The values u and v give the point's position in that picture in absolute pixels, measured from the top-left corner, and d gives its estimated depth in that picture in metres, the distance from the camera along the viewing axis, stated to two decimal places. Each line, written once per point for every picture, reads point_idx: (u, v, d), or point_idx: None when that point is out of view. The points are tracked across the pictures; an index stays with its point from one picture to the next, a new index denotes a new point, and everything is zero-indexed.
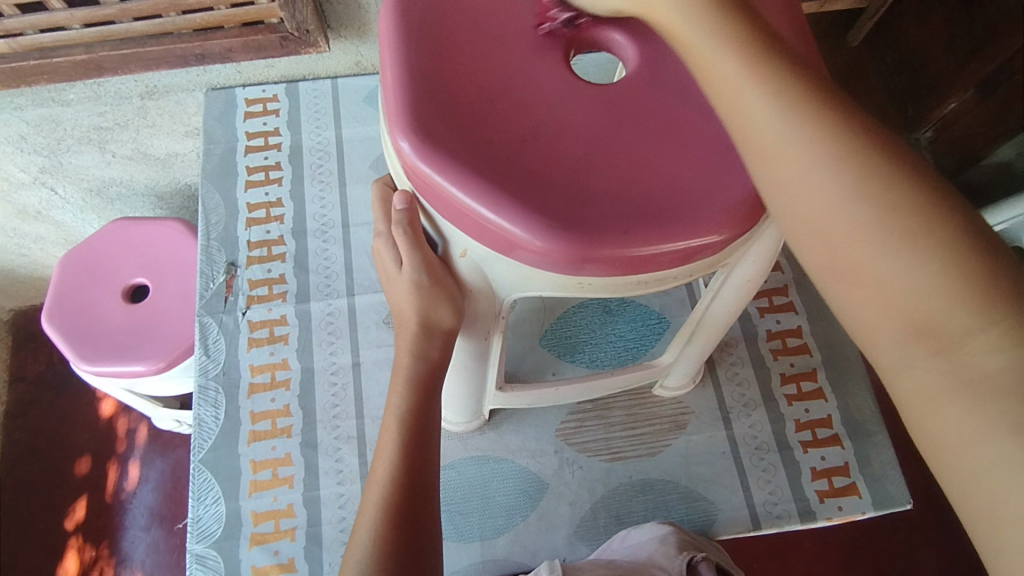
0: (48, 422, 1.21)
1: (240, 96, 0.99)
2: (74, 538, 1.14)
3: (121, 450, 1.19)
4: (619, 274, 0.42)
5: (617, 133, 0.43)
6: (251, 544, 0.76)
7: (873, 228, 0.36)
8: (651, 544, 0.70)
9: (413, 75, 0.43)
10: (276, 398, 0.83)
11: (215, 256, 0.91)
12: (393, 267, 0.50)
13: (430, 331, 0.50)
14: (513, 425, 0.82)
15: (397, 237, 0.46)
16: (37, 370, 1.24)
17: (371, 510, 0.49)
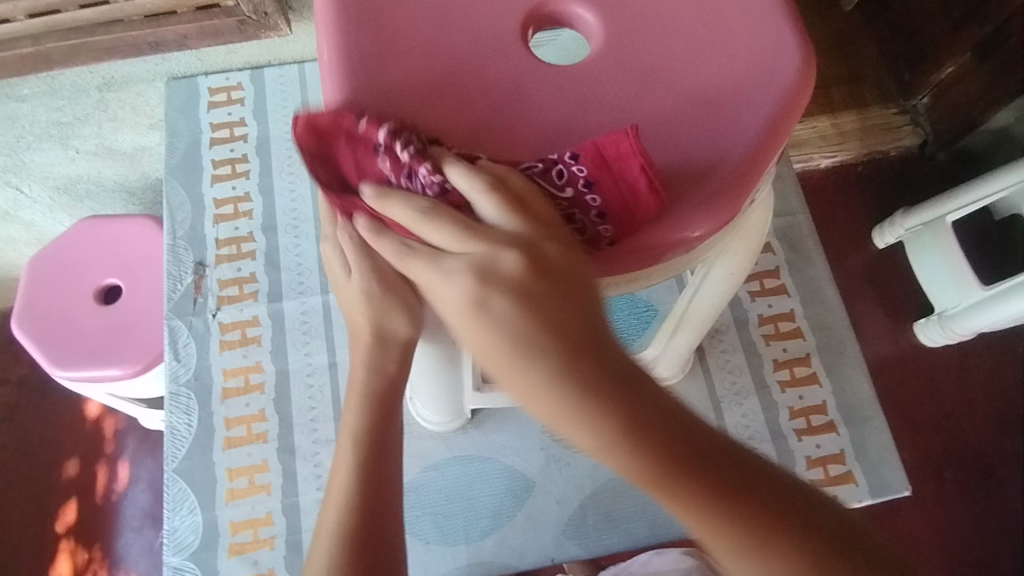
0: (32, 426, 1.18)
1: (203, 85, 0.94)
2: (65, 542, 1.12)
3: (110, 451, 1.17)
4: None
5: (575, 122, 0.40)
6: (229, 554, 0.74)
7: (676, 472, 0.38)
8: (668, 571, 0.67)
9: (350, 67, 0.39)
10: (250, 402, 0.80)
11: (182, 256, 0.87)
12: (343, 275, 0.46)
13: (386, 344, 0.47)
14: (496, 423, 0.80)
15: (344, 244, 0.43)
16: (17, 374, 1.21)
17: (339, 529, 0.47)
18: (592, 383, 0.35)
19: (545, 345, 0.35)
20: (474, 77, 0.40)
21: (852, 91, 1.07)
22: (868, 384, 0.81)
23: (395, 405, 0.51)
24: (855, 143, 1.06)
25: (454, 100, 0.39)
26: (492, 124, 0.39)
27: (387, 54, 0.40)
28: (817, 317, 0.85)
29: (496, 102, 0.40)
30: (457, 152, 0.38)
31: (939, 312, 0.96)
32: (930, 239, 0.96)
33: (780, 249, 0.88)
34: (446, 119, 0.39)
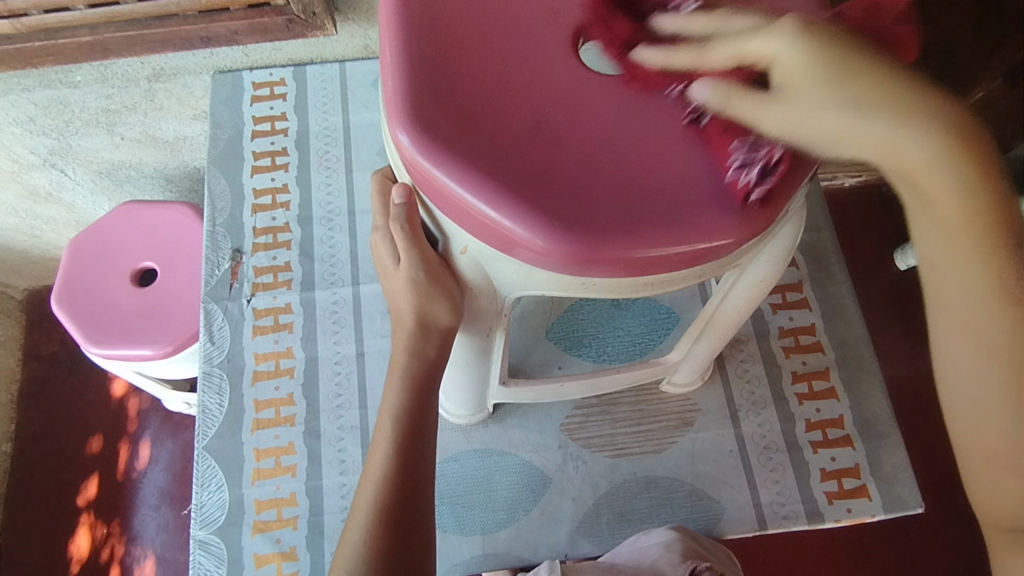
0: (61, 402, 1.22)
1: (247, 79, 0.97)
2: (85, 516, 1.16)
3: (132, 430, 1.21)
4: (626, 275, 0.41)
5: (622, 125, 0.42)
6: (253, 532, 0.77)
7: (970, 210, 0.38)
8: (654, 548, 0.70)
9: (412, 63, 0.42)
10: (280, 386, 0.83)
11: (220, 242, 0.90)
12: (390, 263, 0.48)
13: (427, 329, 0.49)
14: (516, 419, 0.82)
15: (395, 233, 0.45)
16: (49, 351, 1.25)
17: (371, 505, 0.49)
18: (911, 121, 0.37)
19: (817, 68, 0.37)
20: (526, 79, 0.42)
21: None
22: (886, 400, 0.82)
23: (427, 392, 0.53)
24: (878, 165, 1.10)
25: (508, 97, 0.42)
26: (540, 123, 0.41)
27: (444, 54, 0.42)
28: (838, 333, 0.86)
29: (544, 104, 0.42)
30: (510, 145, 0.40)
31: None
32: None
33: (804, 264, 0.89)
34: (496, 117, 0.41)
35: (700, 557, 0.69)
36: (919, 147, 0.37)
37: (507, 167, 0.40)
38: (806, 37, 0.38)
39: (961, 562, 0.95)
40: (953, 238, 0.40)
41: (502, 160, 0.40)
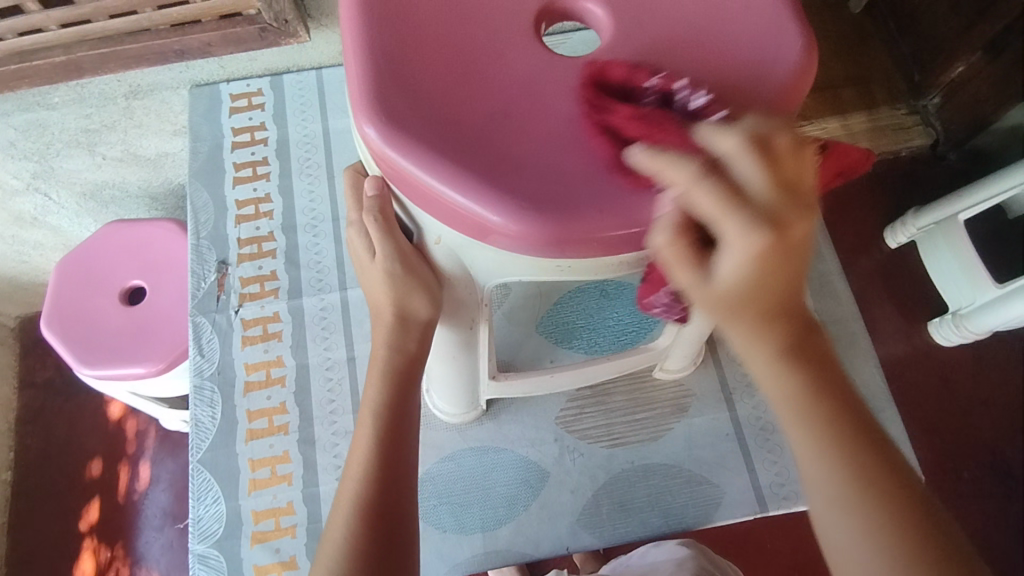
0: (58, 428, 1.21)
1: (225, 92, 0.97)
2: (88, 541, 1.15)
3: (131, 451, 1.20)
4: (600, 255, 0.40)
5: (592, 104, 0.41)
6: (252, 542, 0.76)
7: (859, 502, 0.42)
8: (666, 564, 0.69)
9: (375, 54, 0.41)
10: (272, 396, 0.82)
11: (205, 255, 0.90)
12: (367, 256, 0.48)
13: (406, 321, 0.49)
14: (511, 414, 0.81)
15: (369, 226, 0.45)
16: (43, 377, 1.24)
17: (362, 506, 0.49)
18: (812, 406, 0.42)
19: (791, 381, 0.42)
20: (490, 65, 0.42)
21: (862, 93, 1.16)
22: (879, 374, 0.82)
23: (411, 387, 0.53)
24: (863, 144, 1.14)
25: (471, 86, 0.41)
26: (506, 110, 0.40)
27: (408, 45, 0.42)
28: (828, 310, 0.85)
29: (510, 90, 0.41)
30: (474, 134, 0.39)
31: (953, 312, 1.03)
32: (942, 238, 1.03)
33: None
34: (462, 105, 0.40)
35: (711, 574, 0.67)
36: (790, 387, 0.42)
37: (476, 154, 0.39)
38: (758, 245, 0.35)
39: None
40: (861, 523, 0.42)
41: (469, 147, 0.39)
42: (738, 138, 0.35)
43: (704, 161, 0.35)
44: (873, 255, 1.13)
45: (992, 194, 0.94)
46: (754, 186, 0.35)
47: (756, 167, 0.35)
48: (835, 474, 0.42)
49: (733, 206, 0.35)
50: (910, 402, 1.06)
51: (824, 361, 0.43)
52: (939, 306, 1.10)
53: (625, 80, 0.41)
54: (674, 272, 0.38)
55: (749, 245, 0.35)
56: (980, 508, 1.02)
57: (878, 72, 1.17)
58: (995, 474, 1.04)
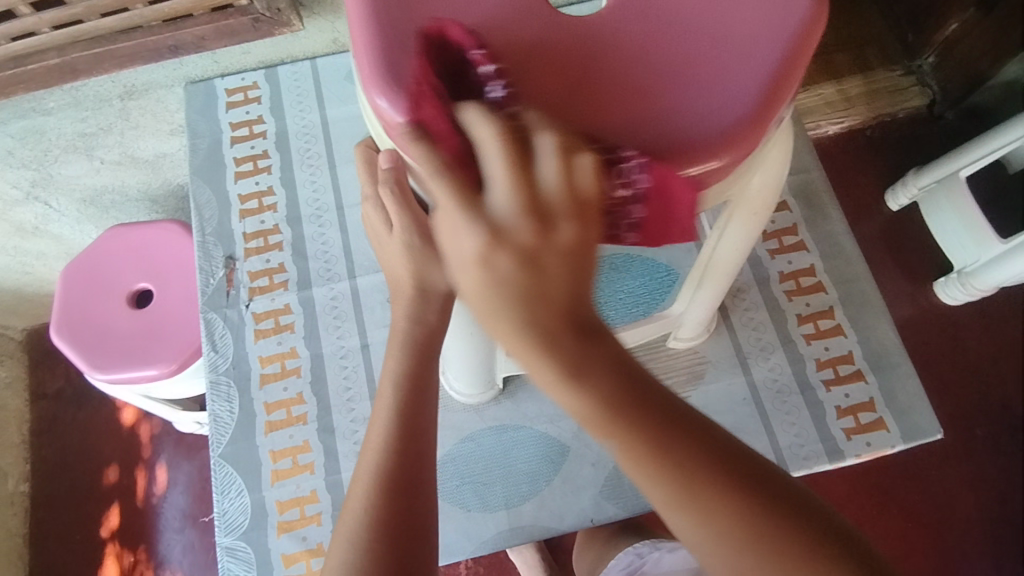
0: (73, 436, 1.21)
1: (219, 87, 0.97)
2: (111, 546, 1.16)
3: (147, 456, 1.20)
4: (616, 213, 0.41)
5: (602, 67, 0.41)
6: (279, 532, 0.77)
7: (684, 495, 0.38)
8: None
9: (382, 25, 0.41)
10: (289, 386, 0.82)
11: (212, 251, 0.89)
12: (385, 231, 0.48)
13: (427, 294, 0.51)
14: (527, 392, 0.81)
15: (386, 198, 0.45)
16: (55, 387, 1.24)
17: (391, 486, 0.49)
18: (621, 426, 0.37)
19: (594, 394, 0.36)
20: (496, 28, 0.41)
21: (855, 56, 1.16)
22: (894, 331, 0.82)
23: (430, 364, 0.53)
24: (861, 108, 1.15)
25: (476, 51, 0.41)
26: (514, 73, 0.40)
27: (413, 11, 0.41)
28: (838, 270, 0.85)
29: (517, 51, 0.41)
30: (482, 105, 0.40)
31: (958, 270, 1.04)
32: (946, 196, 1.03)
33: (797, 206, 0.88)
34: (470, 69, 0.40)
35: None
36: (574, 401, 0.37)
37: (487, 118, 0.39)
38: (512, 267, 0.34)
39: None
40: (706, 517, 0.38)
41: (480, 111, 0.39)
42: (490, 127, 0.35)
43: (503, 127, 0.36)
44: (878, 216, 1.13)
45: (992, 149, 0.94)
46: (497, 179, 0.35)
47: (502, 163, 0.34)
48: (661, 480, 0.38)
49: (465, 199, 0.35)
50: (922, 361, 1.06)
51: (631, 370, 0.38)
52: (946, 263, 1.10)
53: (460, 46, 0.40)
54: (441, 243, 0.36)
55: (475, 241, 0.34)
56: (995, 462, 1.03)
57: (872, 34, 1.17)
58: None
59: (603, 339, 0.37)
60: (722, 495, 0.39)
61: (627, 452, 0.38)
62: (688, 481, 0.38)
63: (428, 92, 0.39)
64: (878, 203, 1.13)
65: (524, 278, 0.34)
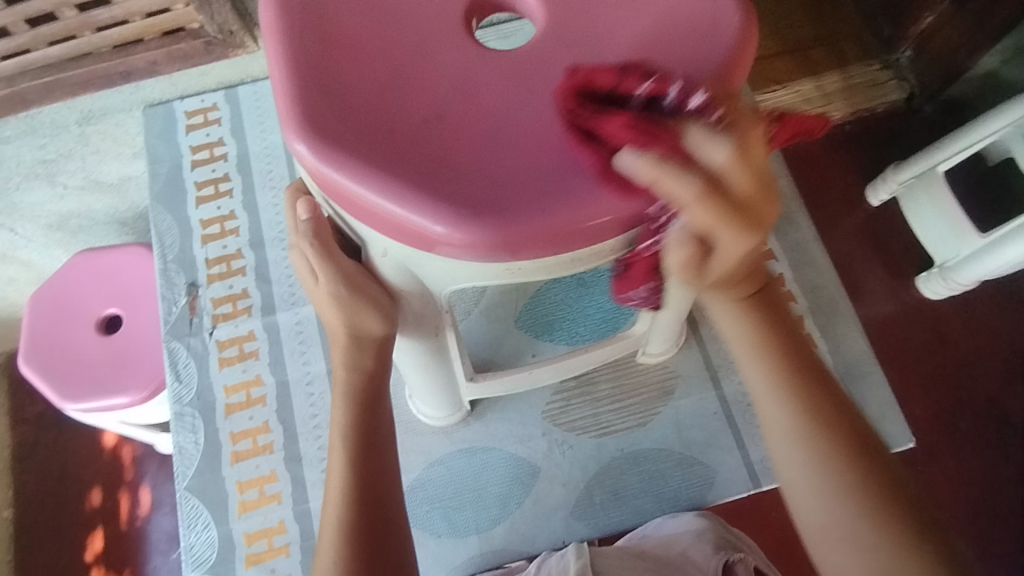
0: (55, 459, 1.17)
1: (179, 109, 0.96)
2: (95, 570, 1.11)
3: (130, 477, 1.16)
4: (552, 253, 0.38)
5: (528, 96, 0.39)
6: (247, 565, 0.75)
7: (795, 411, 0.50)
8: (685, 536, 0.68)
9: (299, 67, 0.39)
10: (254, 415, 0.81)
11: (174, 278, 0.88)
12: (311, 280, 0.46)
13: (360, 341, 0.49)
14: (497, 413, 0.80)
15: (307, 251, 0.44)
16: (34, 412, 1.20)
17: (343, 529, 0.48)
18: (763, 336, 0.52)
19: (748, 322, 0.52)
20: (419, 68, 0.40)
21: (832, 51, 1.14)
22: (864, 339, 0.81)
23: (375, 402, 0.52)
24: (839, 102, 1.12)
25: (399, 92, 0.39)
26: (439, 112, 0.38)
27: (332, 53, 0.39)
28: (807, 278, 0.84)
29: (442, 90, 0.39)
30: (405, 142, 0.37)
31: (939, 265, 1.00)
32: (923, 190, 1.01)
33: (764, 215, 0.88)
34: (393, 111, 0.38)
35: (733, 548, 0.66)
36: (735, 318, 0.52)
37: (411, 160, 0.37)
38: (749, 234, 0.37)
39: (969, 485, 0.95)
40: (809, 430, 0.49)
41: (403, 153, 0.37)
42: (731, 152, 0.34)
43: (704, 177, 0.34)
44: (861, 211, 1.09)
45: (972, 142, 0.91)
46: (705, 221, 0.36)
47: (742, 175, 0.35)
48: (782, 393, 0.51)
49: (727, 218, 0.35)
50: (897, 360, 1.01)
51: (782, 317, 0.53)
52: (925, 260, 1.06)
53: (614, 88, 0.37)
54: (671, 266, 0.40)
55: (745, 248, 0.38)
56: (985, 460, 0.97)
57: (849, 29, 1.15)
58: (998, 425, 0.98)
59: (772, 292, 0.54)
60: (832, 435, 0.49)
61: (758, 366, 0.51)
62: (808, 401, 0.50)
63: (623, 132, 0.35)
64: (861, 198, 1.10)
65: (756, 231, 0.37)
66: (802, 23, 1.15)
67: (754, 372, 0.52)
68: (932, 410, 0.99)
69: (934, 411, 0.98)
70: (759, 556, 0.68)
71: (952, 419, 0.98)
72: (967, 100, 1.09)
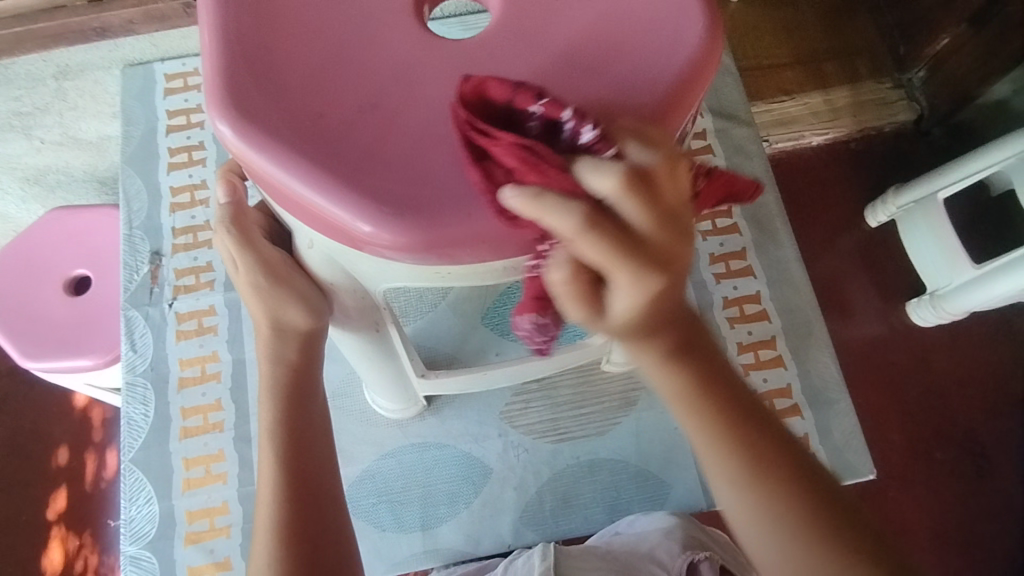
0: (24, 414, 1.07)
1: (159, 72, 0.93)
2: (56, 529, 1.02)
3: (99, 439, 1.07)
4: (479, 260, 0.38)
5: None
6: (186, 543, 0.74)
7: (741, 465, 0.39)
8: (653, 536, 0.64)
9: (236, 49, 0.39)
10: (207, 392, 0.80)
11: (138, 246, 0.86)
12: (232, 267, 0.48)
13: (283, 332, 0.49)
14: (454, 410, 0.79)
15: (225, 238, 0.46)
16: (9, 364, 1.10)
17: (268, 523, 0.47)
18: (686, 385, 0.38)
19: (682, 377, 0.38)
20: (362, 57, 0.39)
21: (846, 66, 1.10)
22: (835, 365, 0.80)
23: (306, 394, 0.51)
24: (846, 120, 1.09)
25: (335, 80, 0.38)
26: (374, 103, 0.38)
27: (272, 37, 0.39)
28: (784, 298, 0.82)
29: (380, 81, 0.38)
30: (334, 132, 0.37)
31: (930, 292, 0.97)
32: (920, 216, 0.98)
33: (748, 229, 0.85)
34: (325, 101, 0.38)
35: (701, 548, 0.62)
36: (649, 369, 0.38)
37: (337, 151, 0.36)
38: (641, 274, 0.31)
39: (941, 515, 0.94)
40: (764, 492, 0.39)
41: (330, 143, 0.37)
42: (619, 178, 0.30)
43: (589, 209, 0.30)
44: (855, 232, 1.06)
45: (973, 171, 0.88)
46: (598, 259, 0.31)
47: (637, 206, 0.30)
48: (715, 451, 0.40)
49: (619, 257, 0.31)
50: (872, 385, 0.99)
51: (722, 362, 0.40)
52: (914, 286, 1.03)
53: (508, 101, 0.35)
54: (565, 306, 0.33)
55: (647, 290, 0.32)
56: (952, 494, 0.95)
57: (863, 44, 1.11)
58: (970, 459, 0.96)
59: (682, 320, 0.37)
60: (790, 502, 0.39)
61: (700, 430, 0.39)
62: (751, 458, 0.39)
63: (510, 154, 0.34)
64: (858, 218, 1.07)
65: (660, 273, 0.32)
66: (817, 33, 1.11)
67: (690, 427, 0.40)
68: (908, 438, 0.97)
69: (910, 440, 0.97)
70: (726, 553, 0.65)
71: (930, 449, 0.96)
72: (975, 125, 1.06)
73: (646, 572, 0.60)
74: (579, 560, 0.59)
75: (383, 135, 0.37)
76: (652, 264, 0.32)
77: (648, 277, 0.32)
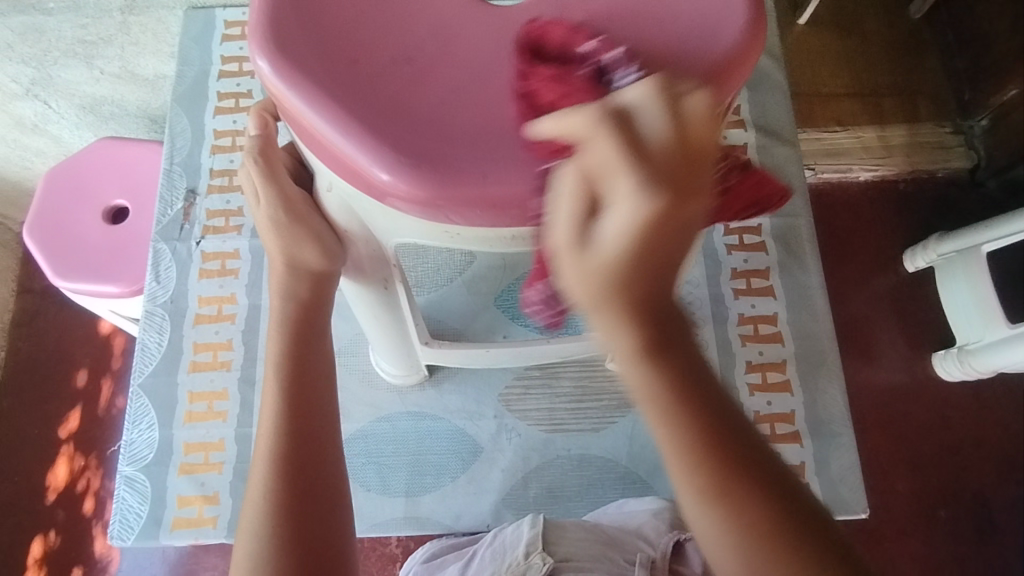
0: (51, 332, 1.12)
1: (220, 18, 0.97)
2: (64, 447, 1.05)
3: (116, 367, 1.10)
4: (485, 224, 0.40)
5: (500, 63, 0.41)
6: (179, 472, 0.76)
7: None
8: (642, 514, 0.67)
9: None
10: (220, 330, 0.82)
11: (176, 181, 0.89)
12: (252, 202, 0.50)
13: (295, 271, 0.51)
14: (454, 384, 0.79)
15: (251, 167, 0.48)
16: (43, 283, 1.14)
17: (263, 459, 0.48)
18: None
19: None
20: (404, 16, 0.41)
21: (905, 104, 1.07)
22: (843, 399, 0.78)
23: (310, 336, 0.53)
24: (899, 159, 1.06)
25: (374, 31, 0.40)
26: (410, 57, 0.40)
27: None
28: (801, 325, 0.81)
29: (419, 37, 0.41)
30: (369, 76, 0.39)
31: (959, 345, 0.94)
32: (962, 268, 0.94)
33: (774, 249, 0.84)
34: (364, 48, 0.40)
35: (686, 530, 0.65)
36: None
37: (366, 97, 0.39)
38: (647, 195, 0.29)
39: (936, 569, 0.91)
40: None
41: (361, 89, 0.39)
42: (652, 88, 0.30)
43: (608, 109, 0.30)
44: (890, 273, 1.03)
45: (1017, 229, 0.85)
46: (604, 163, 0.29)
47: (664, 115, 0.30)
48: None
49: (624, 161, 0.29)
50: (882, 427, 0.97)
51: None
52: (941, 334, 1.01)
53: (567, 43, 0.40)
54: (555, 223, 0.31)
55: (642, 207, 0.29)
56: (951, 551, 0.92)
57: (928, 85, 1.07)
58: (975, 519, 0.93)
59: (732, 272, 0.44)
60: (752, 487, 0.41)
61: (686, 467, 0.34)
62: None
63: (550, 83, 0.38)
64: (896, 261, 1.04)
65: (683, 193, 0.30)
66: (880, 68, 1.08)
67: None
68: (913, 487, 0.94)
69: (916, 489, 0.94)
70: None
71: (936, 502, 0.94)
72: None
73: (633, 545, 0.62)
74: (566, 528, 0.60)
75: (415, 88, 0.39)
76: (670, 173, 0.30)
77: (639, 183, 0.29)
